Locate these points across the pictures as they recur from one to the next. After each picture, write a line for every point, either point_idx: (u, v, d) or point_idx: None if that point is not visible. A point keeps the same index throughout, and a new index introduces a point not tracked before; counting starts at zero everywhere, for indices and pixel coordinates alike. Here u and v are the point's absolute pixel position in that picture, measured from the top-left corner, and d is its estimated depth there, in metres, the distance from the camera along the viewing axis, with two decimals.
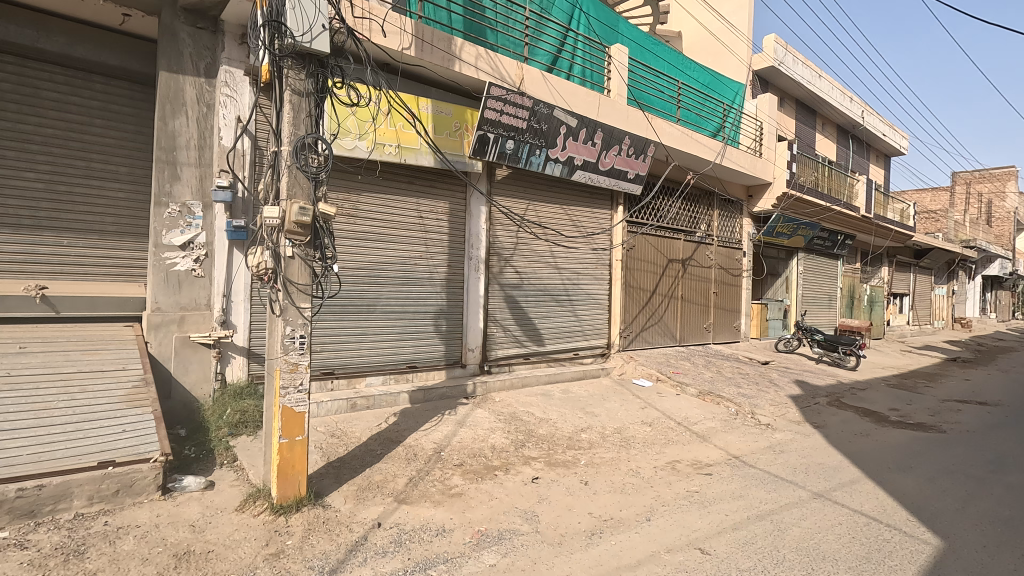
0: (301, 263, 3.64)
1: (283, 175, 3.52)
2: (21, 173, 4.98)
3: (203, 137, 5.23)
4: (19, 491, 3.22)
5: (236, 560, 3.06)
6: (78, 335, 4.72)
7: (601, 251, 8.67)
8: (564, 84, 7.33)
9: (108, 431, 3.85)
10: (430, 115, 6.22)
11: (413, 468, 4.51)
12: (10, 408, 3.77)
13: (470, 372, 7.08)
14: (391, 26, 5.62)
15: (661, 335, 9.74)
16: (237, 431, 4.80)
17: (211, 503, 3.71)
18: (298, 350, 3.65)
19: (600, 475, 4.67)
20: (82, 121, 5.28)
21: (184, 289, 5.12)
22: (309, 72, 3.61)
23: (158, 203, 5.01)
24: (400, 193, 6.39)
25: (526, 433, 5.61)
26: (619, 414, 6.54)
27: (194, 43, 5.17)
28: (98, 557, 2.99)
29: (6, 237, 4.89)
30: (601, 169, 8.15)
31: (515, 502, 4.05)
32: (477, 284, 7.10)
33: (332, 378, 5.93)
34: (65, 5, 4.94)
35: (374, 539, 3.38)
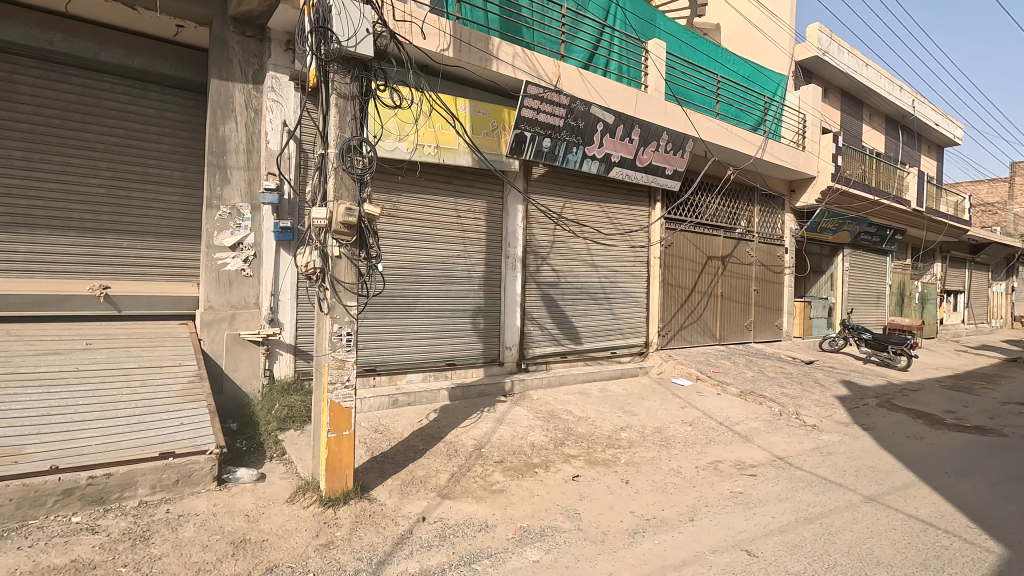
0: (347, 262, 3.74)
1: (329, 176, 3.63)
2: (85, 179, 5.26)
3: (251, 141, 5.42)
4: (90, 479, 3.44)
5: (289, 549, 3.18)
6: (138, 333, 4.97)
7: (638, 249, 8.58)
8: (601, 80, 7.28)
9: (168, 424, 4.05)
10: (468, 115, 6.29)
11: (455, 463, 4.57)
12: (78, 402, 4.00)
13: (508, 370, 7.12)
14: (429, 27, 5.71)
15: (701, 334, 9.58)
16: (285, 426, 4.96)
17: (263, 494, 3.85)
18: (345, 346, 3.76)
19: (642, 475, 4.63)
20: (139, 128, 5.55)
21: (234, 288, 5.31)
22: (353, 76, 3.69)
23: (209, 206, 5.21)
24: (438, 193, 6.47)
25: (565, 431, 5.60)
26: (659, 413, 6.46)
27: (242, 51, 5.38)
28: (162, 543, 3.15)
29: (72, 240, 5.19)
30: (639, 165, 8.07)
31: (557, 500, 4.06)
32: (514, 282, 7.13)
33: (374, 375, 6.06)
34: (124, 19, 5.19)
35: (419, 533, 3.44)
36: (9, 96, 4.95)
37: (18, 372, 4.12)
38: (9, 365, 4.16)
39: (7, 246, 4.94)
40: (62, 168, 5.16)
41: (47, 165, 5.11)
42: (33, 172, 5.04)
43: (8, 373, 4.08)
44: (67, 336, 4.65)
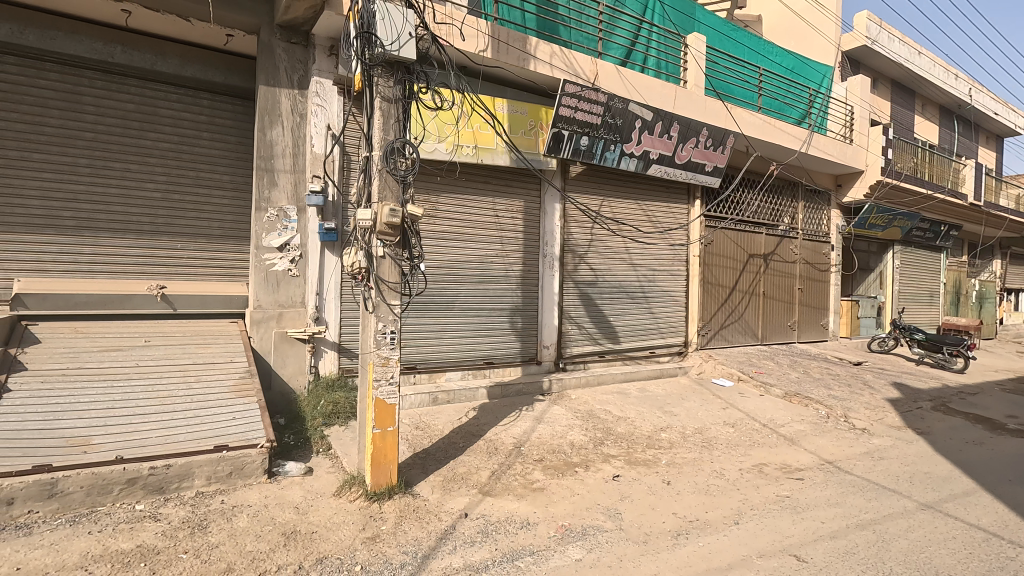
0: (391, 262, 3.82)
1: (373, 178, 3.71)
2: (143, 184, 5.53)
3: (297, 145, 5.58)
4: (152, 469, 3.62)
5: (338, 541, 3.27)
6: (192, 331, 5.20)
7: (678, 247, 8.44)
8: (639, 77, 7.19)
9: (221, 418, 4.23)
10: (506, 115, 6.33)
11: (495, 461, 4.61)
12: (139, 396, 4.22)
13: (545, 369, 7.13)
14: (468, 28, 5.77)
15: (742, 334, 9.36)
16: (330, 422, 5.10)
17: (311, 487, 3.97)
18: (389, 344, 3.83)
19: (683, 476, 4.57)
20: (192, 135, 5.78)
21: (281, 288, 5.49)
22: (396, 79, 3.76)
23: (258, 208, 5.40)
24: (477, 193, 6.53)
25: (604, 431, 5.57)
26: (700, 414, 6.35)
27: (288, 57, 5.53)
28: (218, 532, 3.29)
29: (131, 242, 5.48)
30: (678, 162, 7.94)
31: (598, 499, 4.04)
32: (552, 282, 7.13)
33: (414, 373, 6.17)
34: (178, 30, 5.42)
35: (462, 528, 3.49)
36: (75, 107, 5.25)
37: (85, 367, 4.38)
38: (76, 361, 4.42)
39: (74, 249, 5.26)
40: (122, 174, 5.44)
41: (109, 172, 5.38)
42: (95, 178, 5.33)
43: (75, 369, 4.33)
44: (128, 334, 4.91)
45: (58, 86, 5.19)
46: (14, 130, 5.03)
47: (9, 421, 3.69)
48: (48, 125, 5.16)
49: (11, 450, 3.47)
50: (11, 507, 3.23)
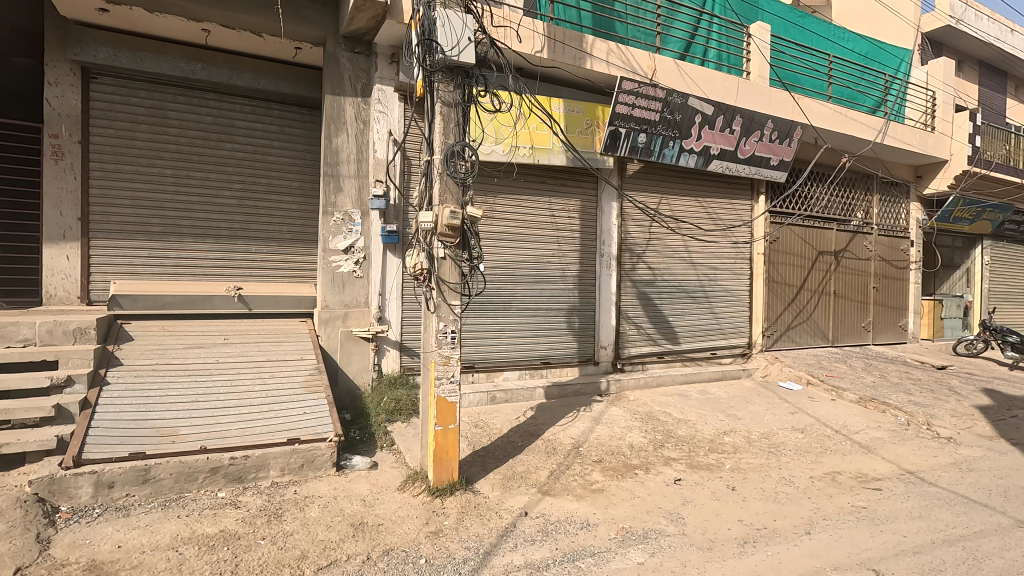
0: (452, 263, 3.90)
1: (435, 182, 3.81)
2: (221, 192, 5.90)
3: (361, 151, 5.79)
4: (232, 459, 3.85)
5: (403, 534, 3.38)
6: (266, 329, 5.49)
7: (741, 245, 8.15)
8: (699, 70, 6.99)
9: (293, 413, 4.45)
10: (562, 114, 6.32)
11: (554, 461, 4.61)
12: (220, 390, 4.51)
13: (603, 369, 7.06)
14: (525, 30, 5.81)
15: (811, 335, 8.93)
16: (393, 418, 5.27)
17: (377, 481, 4.12)
18: (450, 343, 3.91)
19: (749, 482, 4.41)
20: (264, 144, 6.11)
21: (347, 288, 5.71)
22: (456, 83, 3.83)
23: (325, 212, 5.65)
24: (533, 193, 6.56)
25: (665, 433, 5.46)
26: (765, 418, 6.12)
27: (352, 66, 5.74)
28: (292, 520, 3.47)
29: (211, 247, 5.87)
30: (741, 157, 7.66)
31: (659, 503, 3.97)
32: (609, 281, 7.06)
33: (472, 371, 6.27)
34: (252, 46, 5.74)
35: (523, 527, 3.52)
36: (162, 122, 5.68)
37: (172, 363, 4.72)
38: (165, 357, 4.77)
39: (161, 254, 5.69)
40: (203, 183, 5.82)
41: (191, 181, 5.78)
42: (180, 187, 5.74)
43: (164, 364, 4.69)
44: (209, 332, 5.25)
45: (147, 103, 5.62)
46: (110, 145, 5.49)
47: (108, 411, 4.04)
48: (138, 140, 5.60)
49: (111, 438, 3.80)
50: (112, 489, 3.54)
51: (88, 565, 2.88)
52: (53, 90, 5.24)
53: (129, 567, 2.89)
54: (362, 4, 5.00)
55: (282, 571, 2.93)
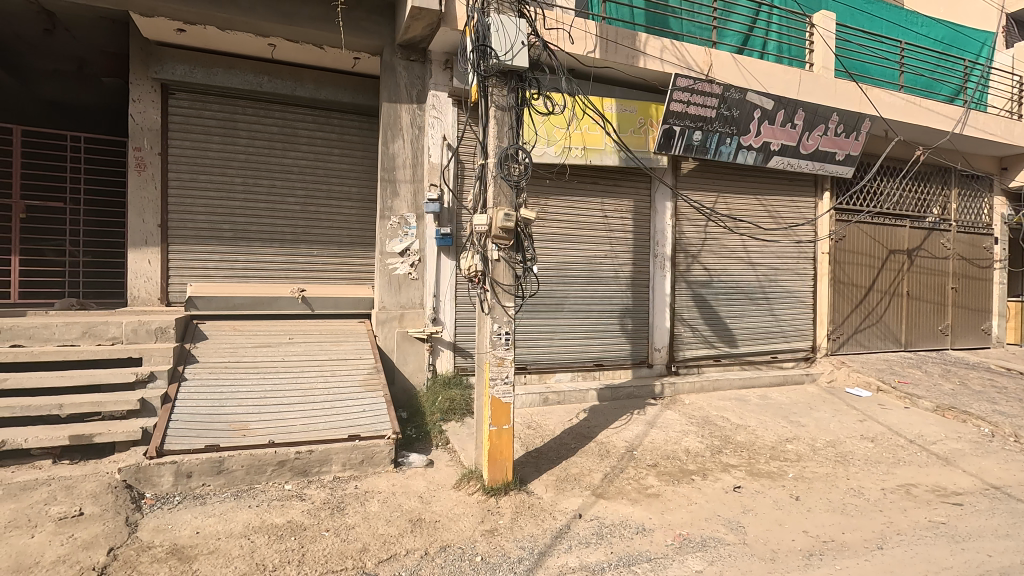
0: (505, 265, 3.93)
1: (489, 185, 3.86)
2: (286, 198, 6.19)
3: (416, 156, 5.94)
4: (297, 453, 4.04)
5: (459, 531, 3.45)
6: (327, 330, 5.72)
7: (804, 244, 7.81)
8: (758, 64, 6.76)
9: (353, 410, 4.63)
10: (615, 114, 6.28)
11: (608, 464, 4.58)
12: (286, 387, 4.74)
13: (657, 372, 6.94)
14: (577, 31, 5.80)
15: (881, 339, 8.44)
16: (447, 418, 5.38)
17: (433, 479, 4.21)
18: (504, 345, 3.96)
19: (814, 492, 4.22)
20: (325, 152, 6.37)
21: (403, 290, 5.87)
22: (510, 87, 3.89)
23: (382, 216, 5.82)
24: (585, 194, 6.53)
25: (723, 439, 5.30)
26: (831, 425, 5.84)
27: (408, 74, 5.89)
28: (354, 514, 3.60)
29: (277, 251, 6.16)
30: (803, 152, 7.35)
31: (717, 510, 3.86)
32: (663, 282, 6.93)
33: (525, 373, 6.31)
34: (314, 58, 6.00)
35: (577, 529, 3.52)
36: (232, 133, 6.01)
37: (242, 361, 5.00)
38: (236, 355, 5.06)
39: (232, 257, 6.03)
40: (269, 191, 6.13)
41: (258, 188, 6.09)
42: (248, 194, 6.06)
43: (235, 361, 4.97)
44: (275, 332, 5.52)
45: (218, 116, 5.97)
46: (186, 156, 5.87)
47: (186, 405, 4.33)
48: (211, 150, 5.95)
49: (189, 430, 4.07)
50: (190, 479, 3.79)
51: (171, 548, 3.10)
52: (136, 107, 5.66)
53: (207, 552, 3.08)
54: (417, 13, 5.13)
55: (346, 563, 3.05)
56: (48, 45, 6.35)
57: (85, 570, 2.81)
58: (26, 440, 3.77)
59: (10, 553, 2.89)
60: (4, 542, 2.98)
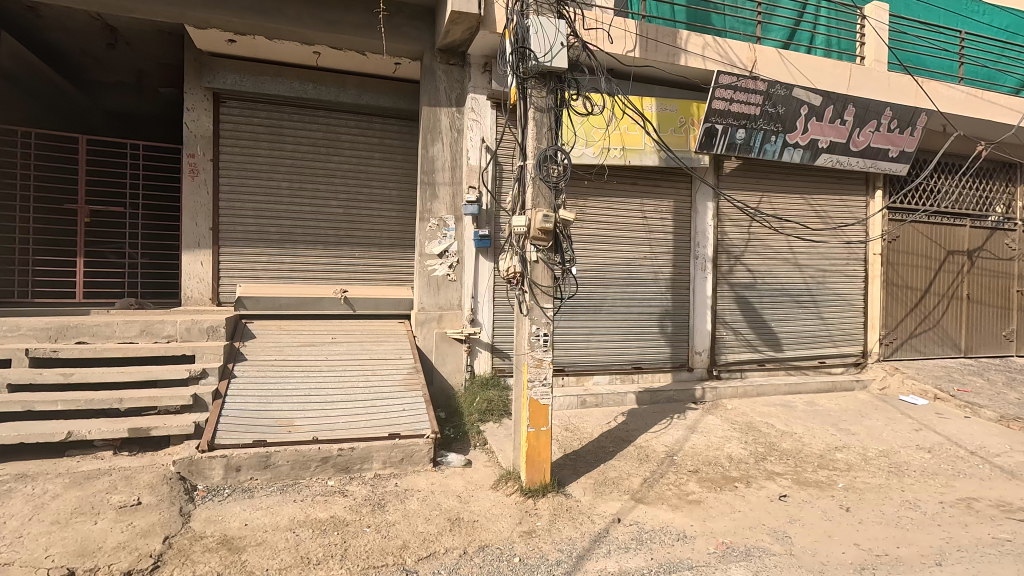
0: (544, 266, 3.92)
1: (527, 186, 3.87)
2: (329, 202, 6.35)
3: (455, 159, 6.00)
4: (340, 450, 4.14)
5: (497, 531, 3.46)
6: (369, 330, 5.84)
7: (854, 245, 7.50)
8: (805, 59, 6.54)
9: (394, 409, 4.71)
10: (655, 114, 6.20)
11: (647, 468, 4.50)
12: (329, 386, 4.86)
13: (698, 376, 6.80)
14: (617, 30, 5.76)
15: (939, 344, 8.03)
16: (485, 418, 5.42)
17: (471, 479, 4.24)
18: (542, 346, 3.95)
19: (866, 504, 4.04)
20: (367, 155, 6.51)
21: (441, 291, 5.94)
22: (549, 89, 3.89)
23: (422, 218, 5.90)
24: (624, 195, 6.46)
25: (767, 445, 5.15)
26: (884, 434, 5.58)
27: (447, 78, 5.96)
28: (394, 511, 3.66)
29: (320, 253, 6.34)
30: (854, 149, 7.06)
31: (762, 519, 3.75)
32: (704, 284, 6.78)
33: (563, 375, 6.29)
34: (356, 64, 6.14)
35: (616, 533, 3.47)
36: (278, 139, 6.22)
37: (288, 359, 5.16)
38: (281, 353, 5.22)
39: (278, 259, 6.23)
40: (313, 194, 6.30)
41: (303, 192, 6.28)
42: (294, 198, 6.25)
43: (281, 360, 5.13)
44: (319, 331, 5.67)
45: (266, 122, 6.18)
46: (236, 162, 6.09)
47: (236, 401, 4.49)
48: (259, 156, 6.16)
49: (239, 425, 4.22)
50: (239, 473, 3.92)
51: (222, 539, 3.22)
52: (190, 115, 5.91)
53: (255, 544, 3.19)
54: (457, 18, 5.19)
55: (387, 558, 3.11)
56: (111, 59, 6.71)
57: (144, 556, 2.95)
58: (90, 431, 3.98)
59: (76, 538, 3.06)
60: (71, 527, 3.16)
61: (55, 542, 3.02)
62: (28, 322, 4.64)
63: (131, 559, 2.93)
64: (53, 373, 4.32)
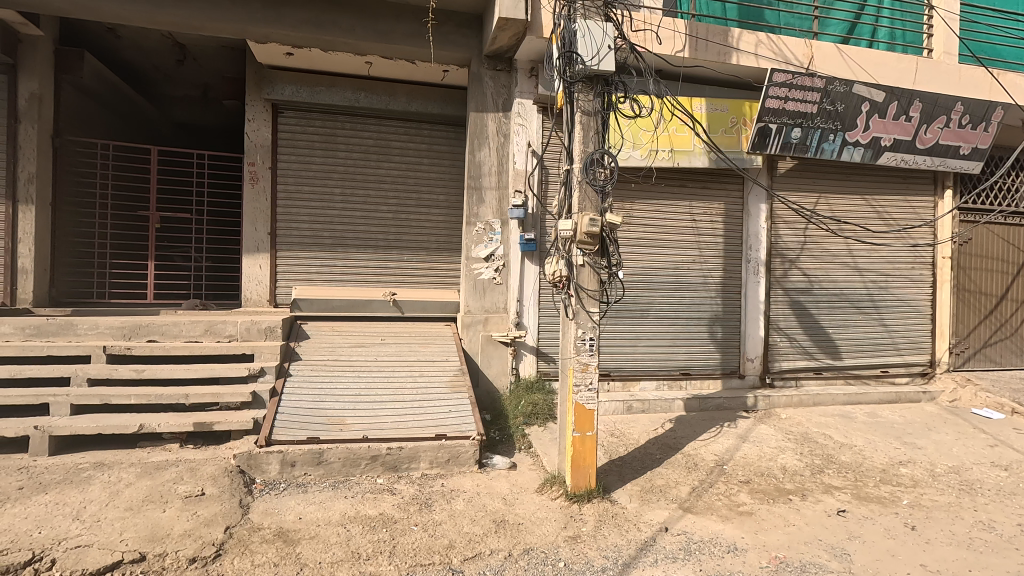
0: (591, 270, 3.90)
1: (574, 190, 3.86)
2: (379, 207, 6.54)
3: (501, 163, 6.05)
4: (389, 449, 4.24)
5: (542, 535, 3.46)
6: (416, 331, 5.97)
7: (921, 248, 7.09)
8: (866, 53, 6.25)
9: (440, 410, 4.79)
10: (705, 114, 6.08)
11: (696, 477, 4.39)
12: (378, 386, 5.00)
13: (749, 384, 6.60)
14: (665, 31, 5.68)
15: (1016, 355, 7.49)
16: (530, 421, 5.43)
17: (516, 481, 4.26)
18: (588, 350, 3.92)
19: (934, 523, 3.81)
20: (415, 161, 6.66)
21: (487, 295, 5.99)
22: (596, 92, 3.87)
23: (469, 223, 5.98)
24: (672, 197, 6.35)
25: (824, 457, 4.93)
26: (953, 449, 5.24)
27: (494, 84, 6.02)
28: (440, 511, 3.72)
29: (370, 257, 6.53)
30: (920, 147, 6.68)
31: (818, 534, 3.59)
32: (756, 288, 6.58)
33: (608, 380, 6.23)
34: (406, 72, 6.30)
35: (663, 542, 3.41)
36: (332, 146, 6.44)
37: (340, 359, 5.34)
38: (334, 354, 5.41)
39: (330, 263, 6.46)
40: (364, 200, 6.50)
41: (355, 198, 6.48)
42: (346, 204, 6.46)
43: (334, 360, 5.31)
44: (369, 333, 5.84)
45: (321, 131, 6.42)
46: (293, 169, 6.36)
47: (292, 399, 4.68)
48: (314, 163, 6.40)
49: (294, 422, 4.40)
50: (294, 468, 4.09)
51: (278, 531, 3.36)
52: (251, 126, 6.21)
53: (308, 537, 3.31)
54: (504, 24, 5.24)
55: (433, 557, 3.16)
56: (180, 73, 7.16)
57: (207, 544, 3.12)
58: (159, 424, 4.22)
59: (147, 525, 3.26)
60: (142, 514, 3.37)
61: (129, 527, 3.23)
62: (105, 321, 4.98)
63: (195, 546, 3.09)
64: (127, 368, 4.61)
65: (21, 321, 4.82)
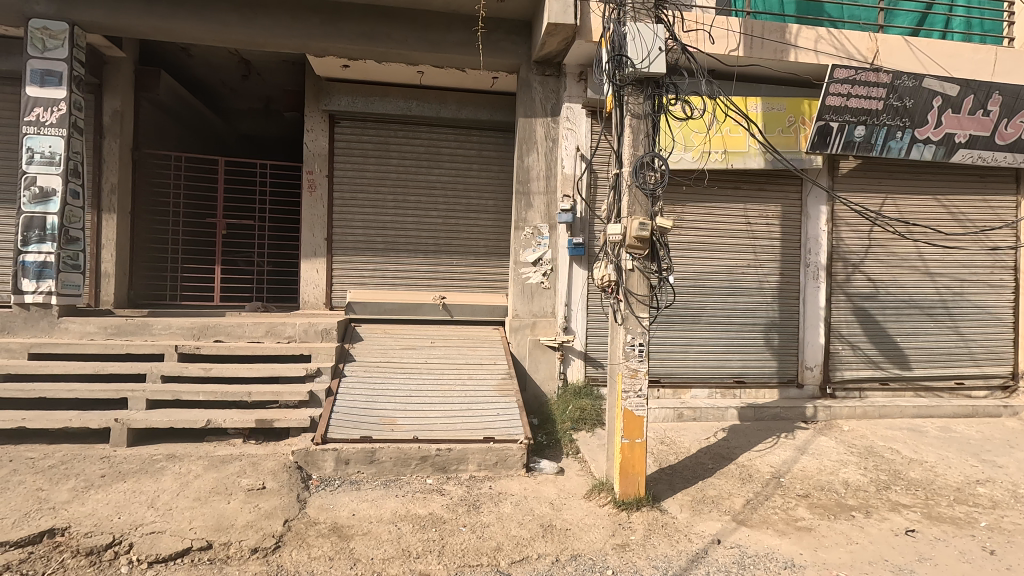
0: (640, 274, 3.84)
1: (624, 194, 3.82)
2: (428, 211, 6.68)
3: (550, 167, 6.04)
4: (438, 450, 4.32)
5: (589, 542, 3.43)
6: (465, 335, 6.06)
7: (1002, 251, 6.58)
8: (938, 45, 5.91)
9: (488, 413, 4.84)
10: (761, 114, 5.90)
11: (750, 489, 4.25)
12: (427, 388, 5.11)
13: (808, 394, 6.34)
14: (718, 30, 5.56)
15: None
16: (578, 427, 5.42)
17: (564, 487, 4.24)
18: (638, 356, 3.86)
19: (1016, 548, 3.53)
20: (465, 167, 6.77)
21: (535, 299, 5.99)
22: (646, 95, 3.82)
23: (517, 227, 5.99)
24: (726, 200, 6.19)
25: (891, 473, 4.65)
26: None
27: (543, 88, 6.03)
28: (489, 513, 3.75)
29: (421, 261, 6.69)
30: (999, 143, 6.22)
31: (884, 554, 3.40)
32: (816, 293, 6.30)
33: (658, 387, 6.12)
34: (457, 81, 6.43)
35: (716, 555, 3.32)
36: (385, 154, 6.64)
37: (392, 360, 5.49)
38: (386, 355, 5.56)
39: (383, 267, 6.65)
40: (416, 206, 6.66)
41: (406, 204, 6.65)
42: (399, 209, 6.64)
43: (386, 361, 5.47)
44: (420, 335, 5.97)
45: (374, 139, 6.62)
46: (348, 177, 6.58)
47: (346, 398, 4.85)
48: (368, 170, 6.61)
49: (347, 421, 4.56)
50: (348, 465, 4.22)
51: (333, 526, 3.48)
52: (310, 136, 6.49)
53: (361, 533, 3.41)
54: (554, 30, 5.26)
55: (481, 559, 3.20)
56: (245, 87, 7.56)
57: (268, 536, 3.27)
58: (225, 420, 4.46)
59: (213, 515, 3.45)
60: (208, 505, 3.57)
61: (197, 516, 3.43)
62: (177, 322, 5.31)
63: (257, 537, 3.25)
64: (196, 367, 4.90)
65: (104, 321, 5.20)
